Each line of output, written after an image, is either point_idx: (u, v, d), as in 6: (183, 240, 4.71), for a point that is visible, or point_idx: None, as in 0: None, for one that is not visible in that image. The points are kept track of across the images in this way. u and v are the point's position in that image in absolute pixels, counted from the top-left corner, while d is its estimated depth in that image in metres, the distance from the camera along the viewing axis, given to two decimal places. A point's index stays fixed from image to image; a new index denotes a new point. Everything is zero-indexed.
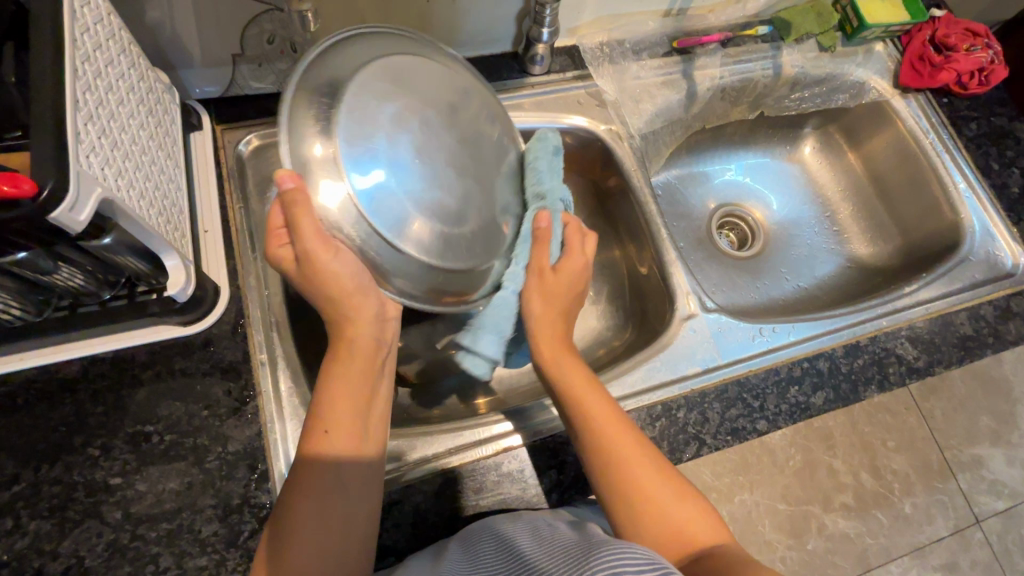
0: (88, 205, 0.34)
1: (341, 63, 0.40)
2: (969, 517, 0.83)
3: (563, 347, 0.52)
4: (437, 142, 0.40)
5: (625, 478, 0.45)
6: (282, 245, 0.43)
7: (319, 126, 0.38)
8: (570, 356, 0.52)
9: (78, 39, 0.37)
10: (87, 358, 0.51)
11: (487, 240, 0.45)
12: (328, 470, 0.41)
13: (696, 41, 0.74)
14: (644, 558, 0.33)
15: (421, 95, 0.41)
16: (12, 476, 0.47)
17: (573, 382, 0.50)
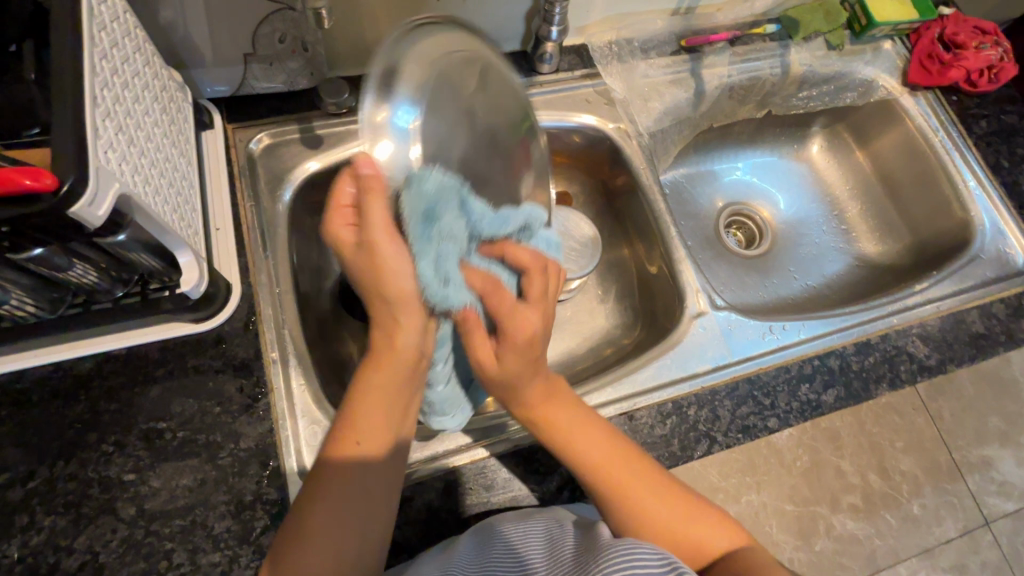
0: (106, 200, 0.35)
1: (417, 48, 0.45)
2: (979, 519, 0.82)
3: (544, 399, 0.48)
4: (472, 143, 0.50)
5: (632, 509, 0.45)
6: (345, 226, 0.43)
7: (390, 99, 0.43)
8: (558, 404, 0.49)
9: (96, 36, 0.37)
10: (101, 354, 0.51)
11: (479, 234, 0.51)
12: (350, 483, 0.41)
13: (704, 39, 0.74)
14: (656, 555, 0.34)
15: (472, 103, 0.50)
16: (27, 472, 0.47)
17: (549, 437, 0.48)
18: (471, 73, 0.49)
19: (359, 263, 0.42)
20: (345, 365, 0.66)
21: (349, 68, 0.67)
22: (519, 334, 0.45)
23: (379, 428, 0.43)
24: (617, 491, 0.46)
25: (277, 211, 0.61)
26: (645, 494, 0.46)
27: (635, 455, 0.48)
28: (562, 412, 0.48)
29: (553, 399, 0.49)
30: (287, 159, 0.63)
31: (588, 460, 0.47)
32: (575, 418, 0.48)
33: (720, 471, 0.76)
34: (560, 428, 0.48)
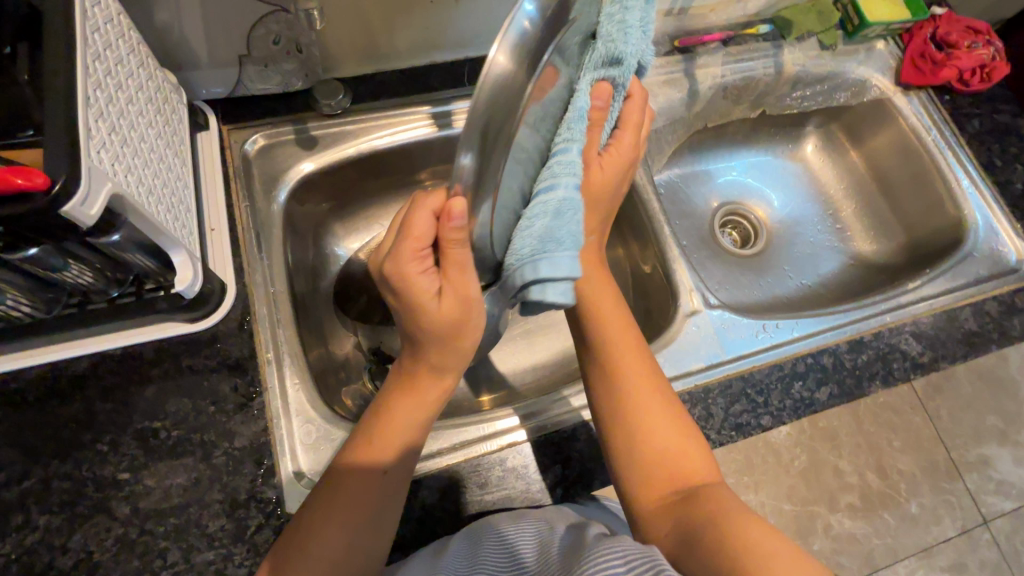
0: (99, 200, 0.35)
1: None
2: (977, 518, 0.82)
3: (594, 274, 0.51)
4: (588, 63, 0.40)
5: (633, 410, 0.46)
6: (418, 268, 0.39)
7: None
8: (593, 281, 0.51)
9: (90, 38, 0.38)
10: (96, 354, 0.51)
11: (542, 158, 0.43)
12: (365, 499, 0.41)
13: (697, 40, 0.74)
14: (637, 553, 0.34)
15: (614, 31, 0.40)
16: (22, 471, 0.47)
17: (596, 309, 0.49)
18: None
19: (439, 318, 0.40)
20: (341, 365, 0.66)
21: (345, 70, 0.67)
22: (611, 169, 0.48)
23: (406, 448, 0.43)
24: (619, 389, 0.46)
25: (272, 212, 0.62)
26: (647, 400, 0.46)
27: (651, 362, 0.49)
28: (603, 293, 0.50)
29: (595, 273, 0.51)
30: (282, 160, 0.63)
31: (611, 348, 0.48)
32: (611, 305, 0.50)
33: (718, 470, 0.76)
34: (596, 310, 0.49)
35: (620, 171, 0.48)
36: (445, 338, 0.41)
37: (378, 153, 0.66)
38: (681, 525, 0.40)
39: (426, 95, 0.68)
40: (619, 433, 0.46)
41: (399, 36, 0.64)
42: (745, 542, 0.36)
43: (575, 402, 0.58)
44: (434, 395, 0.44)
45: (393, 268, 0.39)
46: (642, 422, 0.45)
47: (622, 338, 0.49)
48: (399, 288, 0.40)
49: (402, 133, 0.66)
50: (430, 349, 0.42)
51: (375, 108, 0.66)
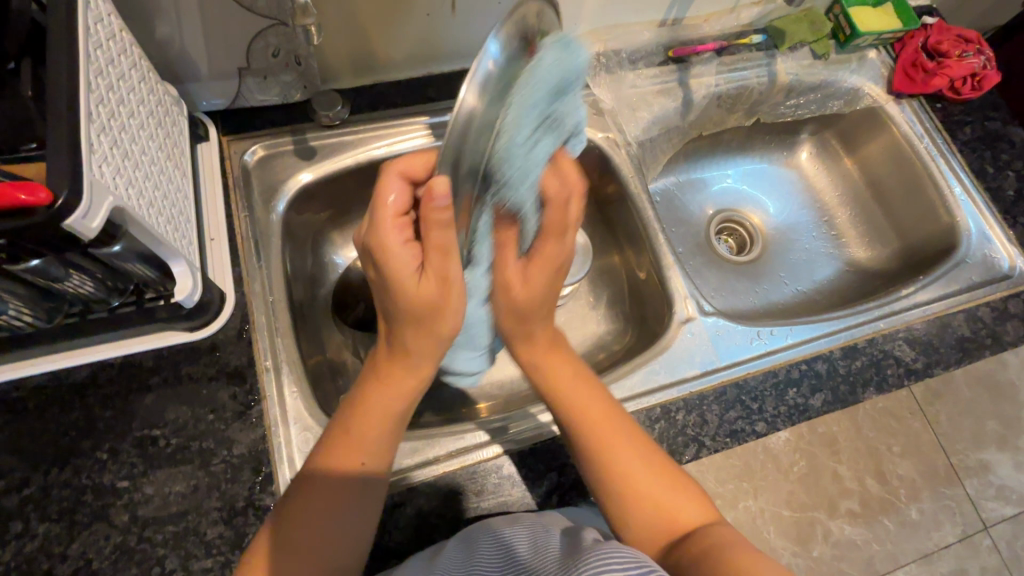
0: (100, 213, 0.36)
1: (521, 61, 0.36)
2: (977, 523, 0.82)
3: (549, 349, 0.49)
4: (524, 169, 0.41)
5: (613, 470, 0.45)
6: (398, 235, 0.39)
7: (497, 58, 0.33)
8: (556, 356, 0.49)
9: (92, 54, 0.39)
10: (96, 363, 0.52)
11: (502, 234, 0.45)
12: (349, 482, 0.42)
13: (691, 50, 0.75)
14: (631, 558, 0.35)
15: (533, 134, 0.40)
16: (23, 479, 0.48)
17: (556, 386, 0.49)
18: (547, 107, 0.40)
19: (420, 290, 0.39)
20: (339, 373, 0.66)
21: (342, 81, 0.68)
22: (539, 270, 0.45)
23: (380, 441, 0.43)
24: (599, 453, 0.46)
25: (271, 222, 0.63)
26: (627, 453, 0.46)
27: (624, 418, 0.49)
28: (563, 361, 0.49)
29: (556, 347, 0.50)
30: (280, 170, 0.64)
31: (580, 420, 0.47)
32: (569, 374, 0.49)
33: (715, 477, 0.77)
34: (558, 376, 0.49)
35: (552, 273, 0.45)
36: (420, 319, 0.41)
37: (377, 163, 0.67)
38: (682, 565, 0.40)
39: (423, 106, 0.69)
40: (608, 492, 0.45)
41: (396, 48, 0.65)
42: (752, 573, 0.36)
43: (543, 417, 0.59)
44: (412, 383, 0.44)
45: (374, 239, 0.39)
46: (627, 476, 0.45)
47: (596, 415, 0.47)
48: (379, 264, 0.39)
49: (400, 143, 0.66)
50: (407, 332, 0.42)
51: (373, 119, 0.67)
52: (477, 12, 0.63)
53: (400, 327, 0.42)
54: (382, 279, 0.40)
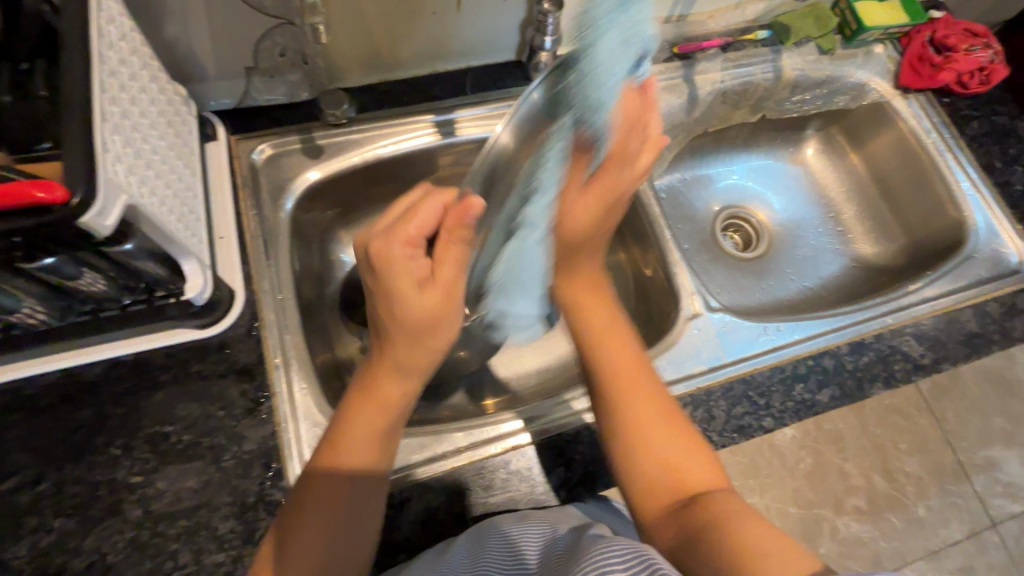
0: (114, 211, 0.36)
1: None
2: (985, 520, 0.81)
3: (586, 287, 0.51)
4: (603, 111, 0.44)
5: (634, 424, 0.46)
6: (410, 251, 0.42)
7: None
8: (593, 299, 0.51)
9: (105, 55, 0.39)
10: (107, 360, 0.52)
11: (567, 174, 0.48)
12: (348, 480, 0.42)
13: (696, 46, 0.75)
14: (634, 552, 0.35)
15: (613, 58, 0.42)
16: (37, 474, 0.48)
17: (587, 322, 0.50)
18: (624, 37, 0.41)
19: (420, 300, 0.41)
20: (347, 370, 0.67)
21: (349, 80, 0.68)
22: (594, 204, 0.47)
23: (359, 463, 0.43)
24: (614, 394, 0.47)
25: (279, 220, 0.63)
26: (646, 409, 0.47)
27: (650, 371, 0.49)
28: (598, 305, 0.51)
29: (593, 291, 0.51)
30: (288, 168, 0.65)
31: (605, 359, 0.49)
32: (601, 311, 0.51)
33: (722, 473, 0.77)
34: (591, 317, 0.50)
35: (609, 206, 0.48)
36: (410, 331, 0.42)
37: (383, 161, 0.67)
38: (688, 532, 0.40)
39: (429, 104, 0.69)
40: (619, 434, 0.46)
41: (402, 47, 0.65)
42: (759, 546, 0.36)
43: (578, 405, 0.58)
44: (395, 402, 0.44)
45: (382, 248, 0.42)
46: (638, 420, 0.46)
47: (620, 356, 0.49)
48: (382, 273, 0.41)
49: (406, 141, 0.67)
50: (395, 346, 0.43)
51: (379, 117, 0.67)
52: (482, 9, 0.63)
53: (388, 344, 0.43)
54: (381, 286, 0.42)
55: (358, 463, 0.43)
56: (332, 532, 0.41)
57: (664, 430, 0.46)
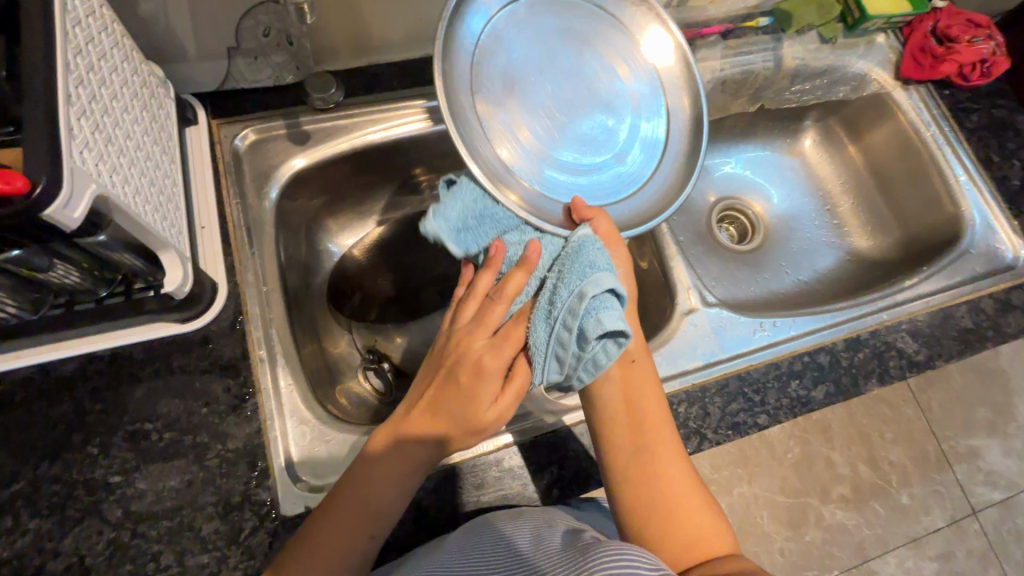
0: (82, 202, 0.34)
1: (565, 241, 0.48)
2: (965, 507, 0.83)
3: (642, 384, 0.49)
4: (609, 133, 0.56)
5: (662, 514, 0.43)
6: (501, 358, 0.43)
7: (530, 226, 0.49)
8: (648, 395, 0.48)
9: (70, 32, 0.36)
10: (84, 355, 0.50)
11: (647, 146, 0.57)
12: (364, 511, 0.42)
13: (696, 33, 0.74)
14: (650, 563, 0.33)
15: (585, 132, 0.55)
16: (11, 474, 0.46)
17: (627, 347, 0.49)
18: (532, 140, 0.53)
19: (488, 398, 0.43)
20: (334, 362, 0.65)
21: (337, 63, 0.65)
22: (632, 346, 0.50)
23: (375, 512, 0.42)
24: (641, 453, 0.46)
25: (264, 209, 0.61)
26: (682, 497, 0.44)
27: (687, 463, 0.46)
28: (648, 401, 0.48)
29: (641, 387, 0.48)
30: (272, 154, 0.62)
31: (603, 395, 0.48)
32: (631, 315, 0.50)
33: (711, 464, 0.77)
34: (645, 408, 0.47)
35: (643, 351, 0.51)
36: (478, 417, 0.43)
37: (373, 148, 0.65)
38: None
39: (422, 89, 0.66)
40: (638, 494, 0.44)
41: (392, 27, 0.63)
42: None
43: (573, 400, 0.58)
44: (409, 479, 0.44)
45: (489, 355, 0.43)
46: (655, 477, 0.45)
47: (667, 457, 0.46)
48: (476, 368, 0.43)
49: (397, 127, 0.65)
50: (443, 429, 0.43)
51: (367, 101, 0.65)
52: None
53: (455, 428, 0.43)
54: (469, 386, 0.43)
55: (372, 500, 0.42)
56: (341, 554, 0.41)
57: (682, 484, 0.45)
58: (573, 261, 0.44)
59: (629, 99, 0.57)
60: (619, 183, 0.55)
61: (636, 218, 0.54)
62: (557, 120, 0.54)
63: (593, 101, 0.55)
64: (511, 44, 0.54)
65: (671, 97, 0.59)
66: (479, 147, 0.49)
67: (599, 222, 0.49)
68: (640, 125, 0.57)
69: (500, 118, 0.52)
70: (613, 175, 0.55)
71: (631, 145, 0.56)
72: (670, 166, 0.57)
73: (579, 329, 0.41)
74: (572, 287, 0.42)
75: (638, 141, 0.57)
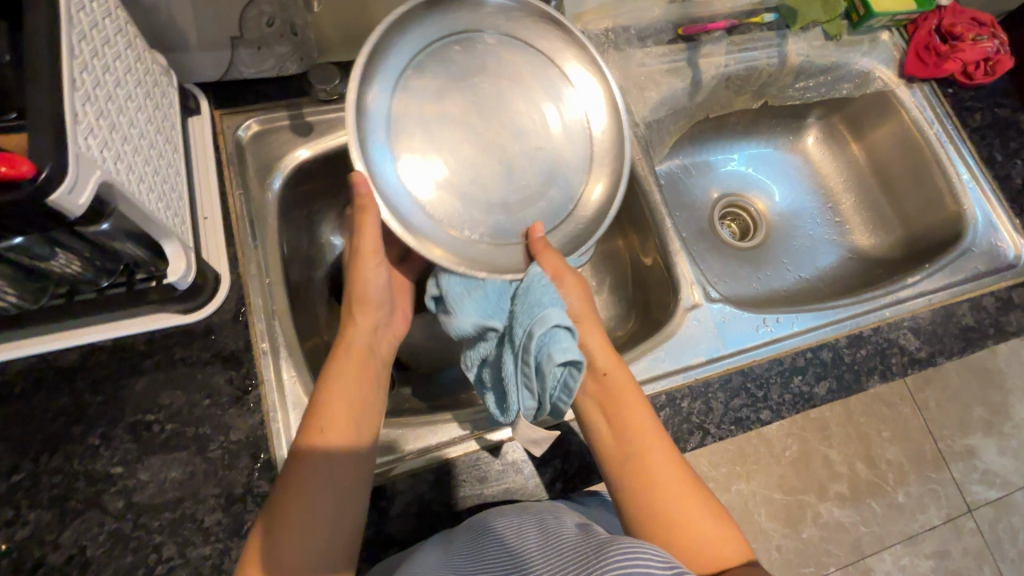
0: (87, 189, 0.34)
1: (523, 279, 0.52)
2: (961, 505, 0.83)
3: (629, 396, 0.49)
4: (533, 165, 0.56)
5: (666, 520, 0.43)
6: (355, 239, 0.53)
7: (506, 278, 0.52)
8: (637, 409, 0.48)
9: (75, 17, 0.36)
10: (85, 346, 0.50)
11: (573, 171, 0.57)
12: (321, 464, 0.42)
13: (702, 28, 0.73)
14: (659, 558, 0.33)
15: (510, 168, 0.55)
16: (11, 465, 0.46)
17: (594, 356, 0.51)
18: (459, 188, 0.54)
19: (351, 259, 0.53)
20: None
21: (341, 54, 0.65)
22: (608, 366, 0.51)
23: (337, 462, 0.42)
24: (637, 462, 0.46)
25: (267, 201, 0.60)
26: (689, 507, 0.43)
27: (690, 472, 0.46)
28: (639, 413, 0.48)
29: (630, 402, 0.49)
30: (276, 146, 0.61)
31: (590, 410, 0.50)
32: (594, 333, 0.52)
33: (710, 460, 0.77)
34: (636, 420, 0.48)
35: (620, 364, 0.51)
36: (369, 309, 0.53)
37: None
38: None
39: None
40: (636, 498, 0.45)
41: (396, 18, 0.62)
42: None
43: None
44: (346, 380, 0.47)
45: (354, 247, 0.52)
46: (649, 477, 0.45)
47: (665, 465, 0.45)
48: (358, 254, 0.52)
49: None
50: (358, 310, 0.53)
51: None
52: None
53: (355, 343, 0.51)
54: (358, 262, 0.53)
55: (326, 444, 0.43)
56: (315, 534, 0.40)
57: (677, 478, 0.45)
58: (522, 302, 0.49)
59: (552, 122, 0.57)
60: (559, 204, 0.57)
61: (569, 241, 0.57)
62: (484, 167, 0.54)
63: (514, 136, 0.55)
64: (423, 95, 0.53)
65: (592, 111, 0.58)
66: (408, 216, 0.51)
67: (546, 257, 0.53)
68: (565, 154, 0.57)
69: (423, 170, 0.52)
70: (546, 204, 0.57)
71: (562, 163, 0.57)
72: (597, 186, 0.58)
73: (538, 364, 0.46)
74: (523, 325, 0.47)
75: (563, 166, 0.57)
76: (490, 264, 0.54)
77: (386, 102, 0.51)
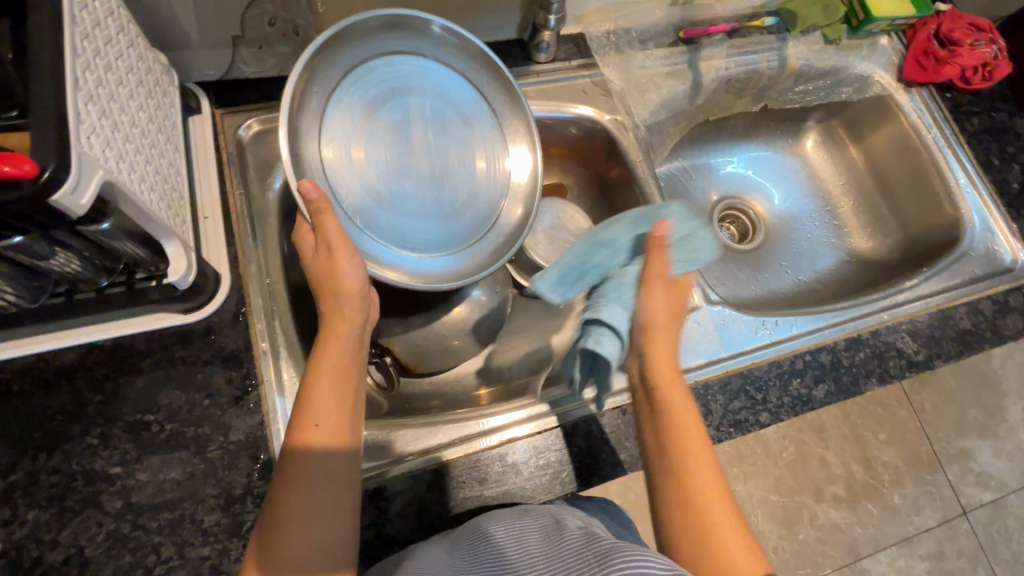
0: (90, 188, 0.34)
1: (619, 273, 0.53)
2: (956, 507, 0.84)
3: (686, 414, 0.46)
4: (464, 177, 0.57)
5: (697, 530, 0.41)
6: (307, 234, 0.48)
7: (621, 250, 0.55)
8: (693, 425, 0.45)
9: (78, 15, 0.36)
10: (84, 345, 0.50)
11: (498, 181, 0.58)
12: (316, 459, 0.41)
13: (703, 31, 0.73)
14: (661, 564, 0.33)
15: (442, 183, 0.55)
16: (9, 464, 0.46)
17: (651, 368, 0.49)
18: (397, 208, 0.53)
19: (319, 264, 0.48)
20: None
21: None
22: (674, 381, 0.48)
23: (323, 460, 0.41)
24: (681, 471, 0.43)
25: (267, 201, 0.60)
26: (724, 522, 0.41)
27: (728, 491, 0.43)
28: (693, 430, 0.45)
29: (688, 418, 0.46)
30: (277, 146, 0.61)
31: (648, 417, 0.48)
32: (668, 348, 0.49)
33: None
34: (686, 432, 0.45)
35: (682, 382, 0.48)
36: (358, 299, 0.48)
37: None
38: None
39: None
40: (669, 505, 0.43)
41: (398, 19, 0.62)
42: None
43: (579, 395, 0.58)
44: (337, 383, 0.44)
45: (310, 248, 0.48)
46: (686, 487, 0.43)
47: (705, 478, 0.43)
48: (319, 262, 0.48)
49: None
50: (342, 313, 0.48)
51: None
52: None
53: (343, 334, 0.47)
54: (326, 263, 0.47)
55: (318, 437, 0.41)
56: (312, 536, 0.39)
57: (721, 497, 0.42)
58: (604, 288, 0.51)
59: (469, 134, 0.57)
60: (491, 213, 0.58)
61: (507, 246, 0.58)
62: (416, 185, 0.54)
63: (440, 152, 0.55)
64: (344, 115, 0.51)
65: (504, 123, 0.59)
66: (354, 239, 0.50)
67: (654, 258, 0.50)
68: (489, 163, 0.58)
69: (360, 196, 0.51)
70: (479, 215, 0.57)
71: (486, 160, 0.58)
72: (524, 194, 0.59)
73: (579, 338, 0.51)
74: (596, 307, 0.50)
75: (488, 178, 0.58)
76: (440, 276, 0.54)
77: (313, 133, 0.49)
